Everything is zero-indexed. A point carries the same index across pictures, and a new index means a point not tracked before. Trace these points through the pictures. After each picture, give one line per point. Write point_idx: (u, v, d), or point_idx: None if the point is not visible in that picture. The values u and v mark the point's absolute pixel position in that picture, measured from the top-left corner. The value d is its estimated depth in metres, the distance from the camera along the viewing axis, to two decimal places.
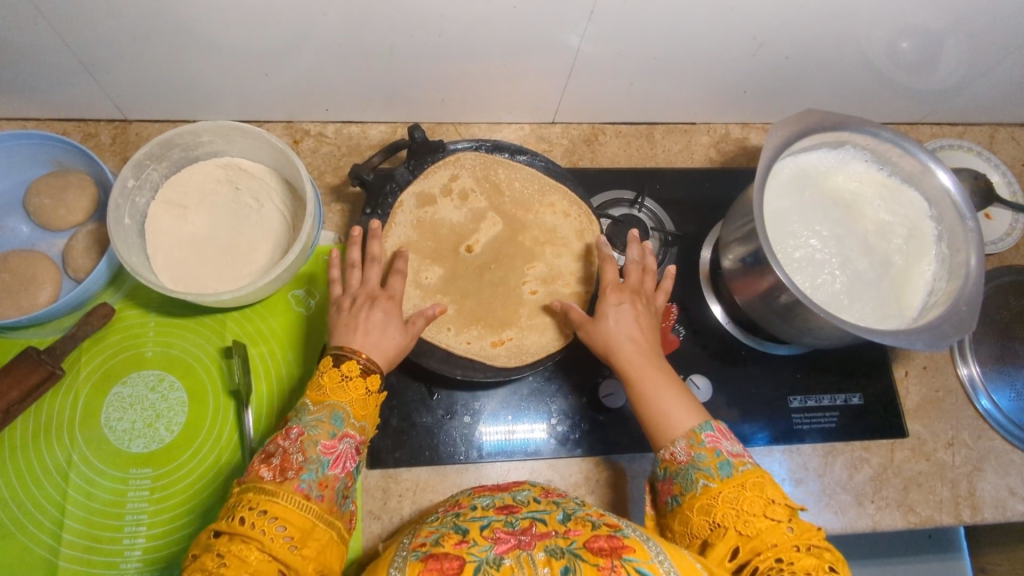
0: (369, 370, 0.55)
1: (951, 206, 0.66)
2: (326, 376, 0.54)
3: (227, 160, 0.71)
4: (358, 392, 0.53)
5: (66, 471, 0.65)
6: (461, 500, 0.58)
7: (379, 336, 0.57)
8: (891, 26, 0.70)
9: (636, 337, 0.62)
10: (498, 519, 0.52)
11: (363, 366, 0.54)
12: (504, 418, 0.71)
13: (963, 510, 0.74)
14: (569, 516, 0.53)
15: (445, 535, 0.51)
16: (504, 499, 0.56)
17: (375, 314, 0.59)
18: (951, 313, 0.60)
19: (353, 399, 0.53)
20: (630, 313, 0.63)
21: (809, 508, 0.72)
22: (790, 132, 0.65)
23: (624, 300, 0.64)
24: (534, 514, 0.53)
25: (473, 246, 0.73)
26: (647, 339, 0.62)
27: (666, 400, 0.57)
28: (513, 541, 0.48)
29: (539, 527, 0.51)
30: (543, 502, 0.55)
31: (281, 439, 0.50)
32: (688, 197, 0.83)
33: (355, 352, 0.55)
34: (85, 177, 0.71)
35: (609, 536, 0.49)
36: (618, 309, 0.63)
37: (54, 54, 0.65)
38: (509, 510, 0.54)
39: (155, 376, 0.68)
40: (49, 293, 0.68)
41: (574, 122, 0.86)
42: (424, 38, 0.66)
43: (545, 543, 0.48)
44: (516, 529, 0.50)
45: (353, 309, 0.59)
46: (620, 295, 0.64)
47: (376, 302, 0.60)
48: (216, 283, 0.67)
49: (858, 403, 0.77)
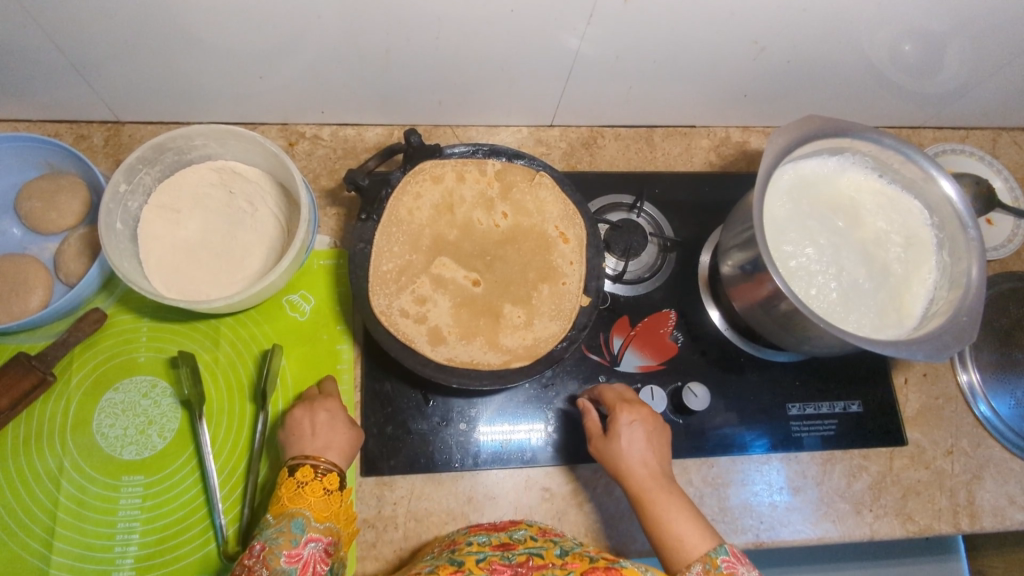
0: (326, 469, 0.57)
1: (952, 214, 0.65)
2: (284, 486, 0.56)
3: (221, 164, 0.70)
4: (316, 495, 0.56)
5: (58, 478, 0.64)
6: (458, 539, 0.59)
7: (331, 437, 0.60)
8: (894, 30, 0.69)
9: (648, 461, 0.61)
10: (495, 554, 0.53)
11: (319, 469, 0.57)
12: (500, 426, 0.70)
13: (962, 518, 0.73)
14: (566, 551, 0.54)
15: (440, 566, 0.52)
16: (500, 537, 0.57)
17: (320, 416, 0.61)
18: (952, 323, 0.60)
19: (312, 502, 0.56)
20: (642, 431, 0.63)
21: (806, 516, 0.72)
22: (790, 138, 0.64)
23: (636, 417, 0.63)
24: (531, 549, 0.54)
25: (478, 278, 0.70)
26: (659, 460, 0.62)
27: (680, 524, 0.57)
28: (509, 571, 0.50)
29: (536, 560, 0.52)
30: (540, 540, 0.56)
31: (245, 558, 0.53)
32: (688, 201, 0.82)
33: (310, 457, 0.58)
34: (77, 180, 0.70)
35: (607, 568, 0.51)
36: (630, 429, 0.62)
37: (45, 56, 0.64)
38: (506, 546, 0.55)
39: (148, 382, 0.68)
40: (40, 298, 0.67)
41: (572, 125, 0.85)
42: (420, 40, 0.66)
43: (542, 573, 0.50)
44: (512, 562, 0.52)
45: (300, 414, 0.61)
46: (632, 413, 0.64)
47: (318, 405, 0.62)
48: (209, 289, 0.67)
49: (858, 410, 0.76)
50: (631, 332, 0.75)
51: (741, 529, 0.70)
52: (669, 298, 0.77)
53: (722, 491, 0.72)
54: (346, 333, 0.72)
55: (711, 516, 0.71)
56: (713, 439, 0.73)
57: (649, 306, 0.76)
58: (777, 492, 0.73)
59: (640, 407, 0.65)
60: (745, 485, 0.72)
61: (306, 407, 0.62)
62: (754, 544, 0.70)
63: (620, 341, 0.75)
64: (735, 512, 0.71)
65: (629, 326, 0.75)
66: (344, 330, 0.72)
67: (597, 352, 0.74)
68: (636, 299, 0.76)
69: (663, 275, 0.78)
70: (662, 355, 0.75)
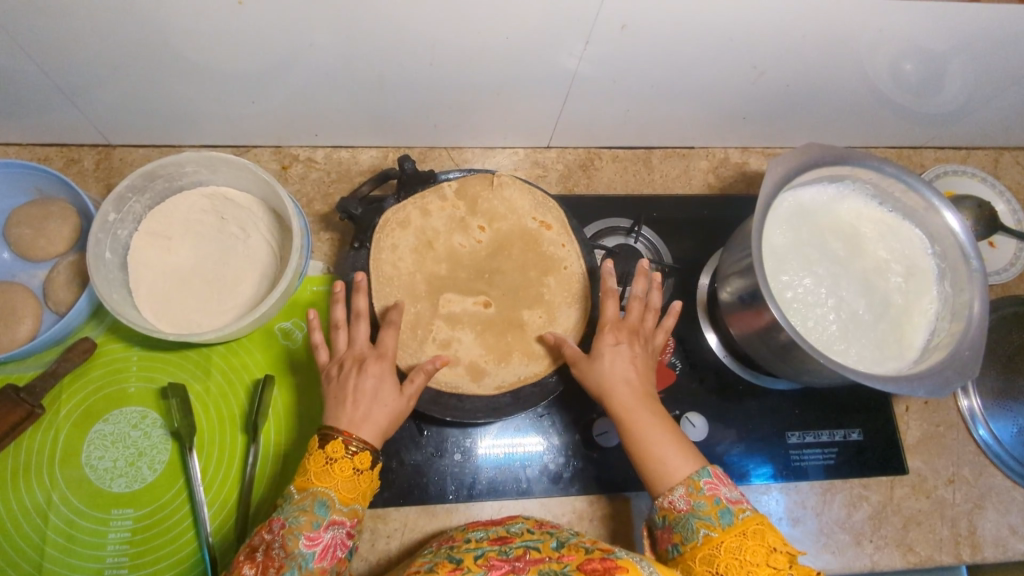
0: (357, 448, 0.54)
1: (955, 245, 0.64)
2: (312, 459, 0.54)
3: (213, 190, 0.69)
4: (344, 475, 0.53)
5: (46, 512, 0.63)
6: (456, 535, 0.58)
7: (370, 407, 0.56)
8: (895, 51, 0.68)
9: (632, 379, 0.60)
10: (492, 549, 0.52)
11: (350, 446, 0.54)
12: (495, 456, 0.69)
13: (963, 549, 0.72)
14: (563, 544, 0.53)
15: (439, 563, 0.51)
16: (497, 532, 0.56)
17: (366, 381, 0.58)
18: (953, 357, 0.59)
19: (338, 483, 0.53)
20: (627, 353, 0.61)
21: (806, 548, 0.71)
22: (790, 167, 0.63)
23: (621, 338, 0.62)
24: (528, 543, 0.53)
25: (488, 300, 0.68)
26: (642, 380, 0.60)
27: (662, 445, 0.55)
28: (507, 567, 0.49)
29: (533, 555, 0.51)
30: (538, 532, 0.56)
31: (265, 532, 0.51)
32: (686, 224, 0.81)
33: (342, 432, 0.55)
34: (68, 207, 0.69)
35: (602, 558, 0.49)
36: (613, 349, 0.61)
37: (34, 80, 0.63)
38: (503, 540, 0.54)
39: (137, 413, 0.67)
40: (29, 326, 0.66)
41: (569, 146, 0.84)
42: (414, 63, 0.65)
43: (539, 568, 0.49)
44: (510, 557, 0.51)
45: (341, 377, 0.59)
46: (617, 335, 0.62)
47: (365, 368, 0.58)
48: (200, 318, 0.66)
49: (858, 438, 0.75)
50: None
51: None
52: None
53: None
54: None
55: None
56: None
57: None
58: (777, 522, 0.72)
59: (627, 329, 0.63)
60: None
61: (356, 368, 0.59)
62: None
63: None
64: None
65: None
66: None
67: None
68: None
69: (661, 300, 0.77)
70: (660, 383, 0.74)
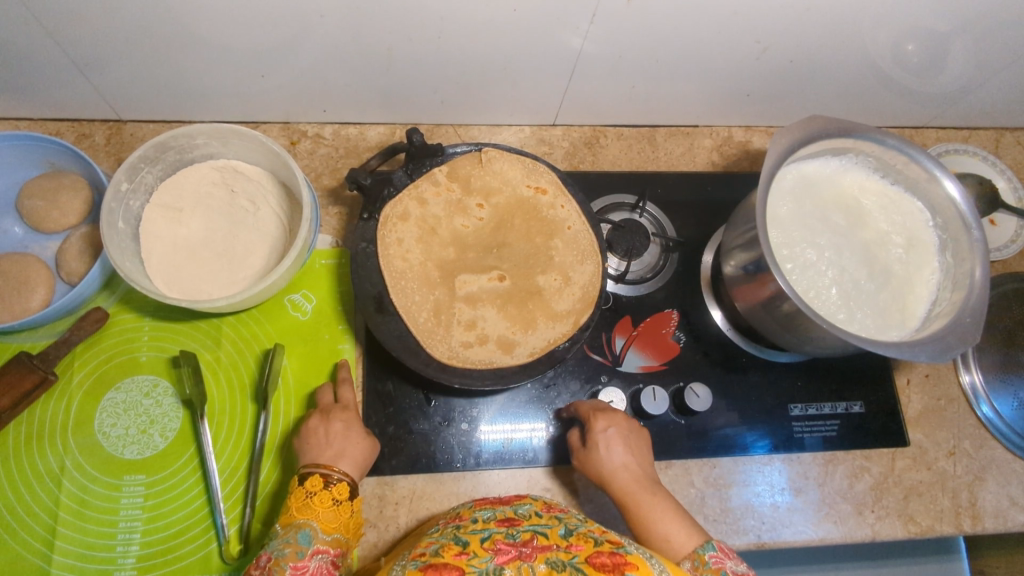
0: (336, 479, 0.58)
1: (956, 215, 0.65)
2: (293, 496, 0.57)
3: (223, 163, 0.70)
4: (324, 505, 0.56)
5: (59, 478, 0.64)
6: (463, 513, 0.59)
7: (343, 445, 0.60)
8: (898, 29, 0.68)
9: (628, 465, 0.62)
10: (498, 532, 0.53)
11: (330, 480, 0.57)
12: (504, 423, 0.70)
13: (964, 520, 0.73)
14: (571, 531, 0.53)
15: (445, 545, 0.52)
16: (505, 512, 0.57)
17: (335, 425, 0.61)
18: (954, 323, 0.60)
19: (319, 514, 0.56)
20: (619, 436, 0.64)
21: (808, 517, 0.72)
22: (795, 137, 0.63)
23: (610, 423, 0.64)
24: (535, 527, 0.54)
25: (502, 274, 0.69)
26: (641, 466, 0.63)
27: (665, 523, 0.58)
28: (513, 552, 0.49)
29: (541, 540, 0.51)
30: (545, 516, 0.56)
31: (254, 569, 0.53)
32: (690, 201, 0.82)
33: (320, 467, 0.58)
34: (79, 179, 0.70)
35: (611, 553, 0.49)
36: (606, 435, 0.64)
37: (47, 55, 0.64)
38: (511, 522, 0.54)
39: (149, 381, 0.68)
40: (41, 297, 0.67)
41: (575, 124, 0.85)
42: (422, 40, 0.65)
43: (546, 556, 0.49)
44: (516, 541, 0.51)
45: (310, 430, 0.62)
46: (608, 422, 0.65)
47: (334, 415, 0.62)
48: (212, 288, 0.67)
49: (859, 411, 0.76)
50: (633, 332, 0.75)
51: (742, 530, 0.70)
52: (671, 298, 0.77)
53: (724, 492, 0.72)
54: (348, 333, 0.71)
55: (713, 517, 0.71)
56: (714, 440, 0.73)
57: (651, 306, 0.76)
58: (780, 493, 0.72)
59: (613, 413, 0.66)
60: (747, 486, 0.72)
61: (322, 416, 0.62)
62: (755, 545, 0.70)
63: (622, 341, 0.74)
64: (737, 512, 0.71)
65: (631, 326, 0.75)
66: (346, 330, 0.71)
67: (599, 352, 0.74)
68: (638, 299, 0.76)
69: (666, 275, 0.78)
70: (664, 355, 0.75)
